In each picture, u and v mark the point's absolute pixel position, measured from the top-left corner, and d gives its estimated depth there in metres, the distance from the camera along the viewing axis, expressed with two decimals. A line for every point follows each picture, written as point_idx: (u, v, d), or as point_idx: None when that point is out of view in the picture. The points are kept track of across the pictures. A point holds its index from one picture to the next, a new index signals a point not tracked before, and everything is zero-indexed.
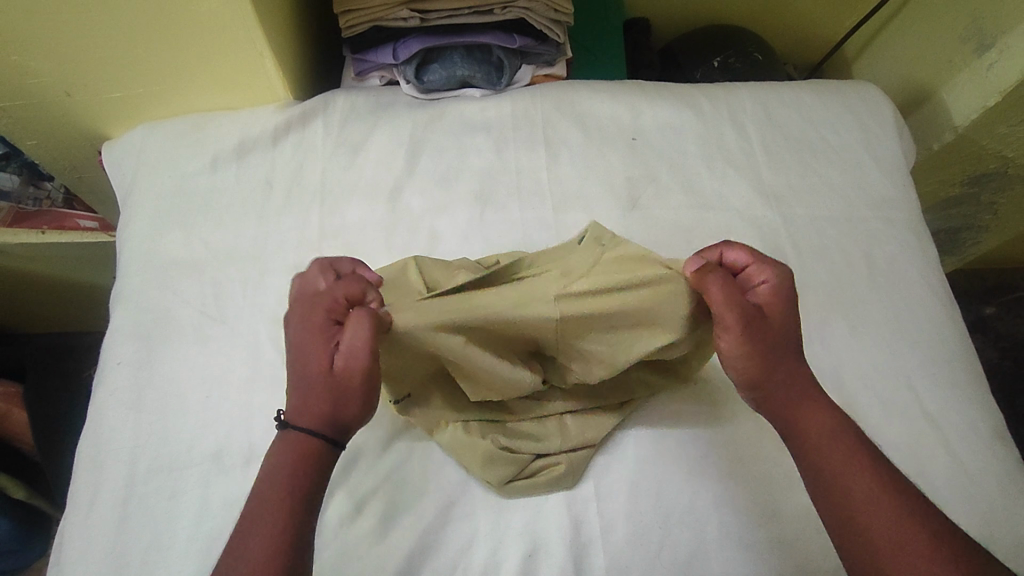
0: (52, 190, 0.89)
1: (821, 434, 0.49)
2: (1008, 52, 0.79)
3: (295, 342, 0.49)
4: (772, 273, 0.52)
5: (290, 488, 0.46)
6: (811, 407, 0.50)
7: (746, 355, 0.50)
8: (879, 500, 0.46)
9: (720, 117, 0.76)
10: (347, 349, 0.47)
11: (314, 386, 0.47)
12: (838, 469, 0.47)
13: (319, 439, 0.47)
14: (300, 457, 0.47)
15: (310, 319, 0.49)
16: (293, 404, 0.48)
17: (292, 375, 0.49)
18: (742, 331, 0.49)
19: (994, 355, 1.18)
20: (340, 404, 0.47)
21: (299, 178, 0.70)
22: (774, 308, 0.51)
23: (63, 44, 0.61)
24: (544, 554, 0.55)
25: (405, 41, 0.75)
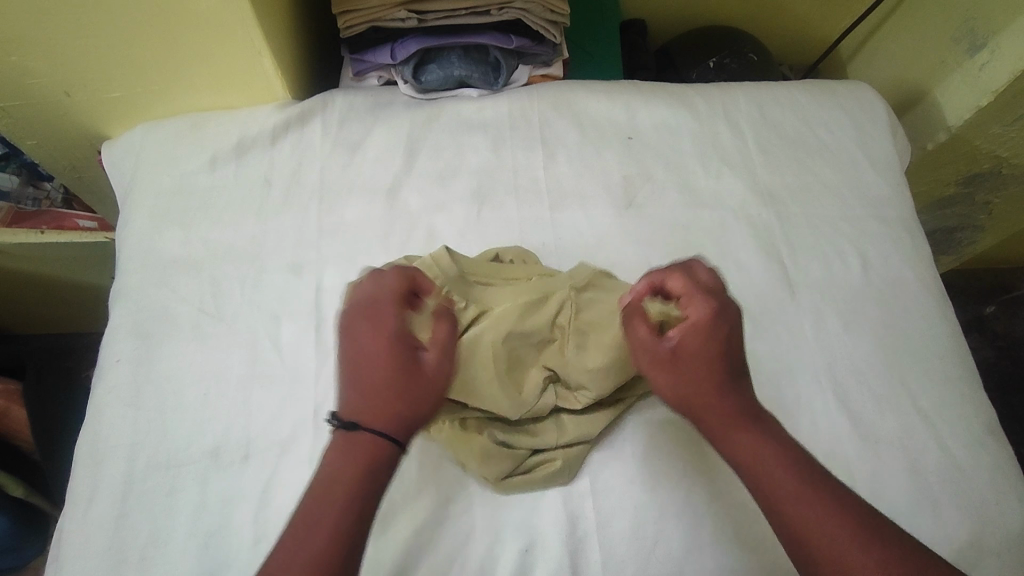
0: (51, 190, 0.89)
1: (758, 458, 0.47)
2: (1000, 53, 0.80)
3: (367, 345, 0.49)
4: (699, 305, 0.49)
5: (359, 487, 0.45)
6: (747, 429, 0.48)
7: (667, 394, 0.50)
8: (820, 520, 0.44)
9: (715, 117, 0.77)
10: (439, 351, 0.51)
11: (396, 387, 0.48)
12: (780, 493, 0.46)
13: (394, 440, 0.47)
14: (365, 459, 0.46)
15: (386, 322, 0.50)
16: (364, 406, 0.48)
17: (365, 377, 0.48)
18: (654, 372, 0.51)
19: (990, 354, 1.19)
20: (422, 406, 0.48)
21: (297, 176, 0.70)
22: (693, 341, 0.49)
23: (64, 44, 0.62)
24: (541, 549, 0.55)
25: (403, 41, 0.75)
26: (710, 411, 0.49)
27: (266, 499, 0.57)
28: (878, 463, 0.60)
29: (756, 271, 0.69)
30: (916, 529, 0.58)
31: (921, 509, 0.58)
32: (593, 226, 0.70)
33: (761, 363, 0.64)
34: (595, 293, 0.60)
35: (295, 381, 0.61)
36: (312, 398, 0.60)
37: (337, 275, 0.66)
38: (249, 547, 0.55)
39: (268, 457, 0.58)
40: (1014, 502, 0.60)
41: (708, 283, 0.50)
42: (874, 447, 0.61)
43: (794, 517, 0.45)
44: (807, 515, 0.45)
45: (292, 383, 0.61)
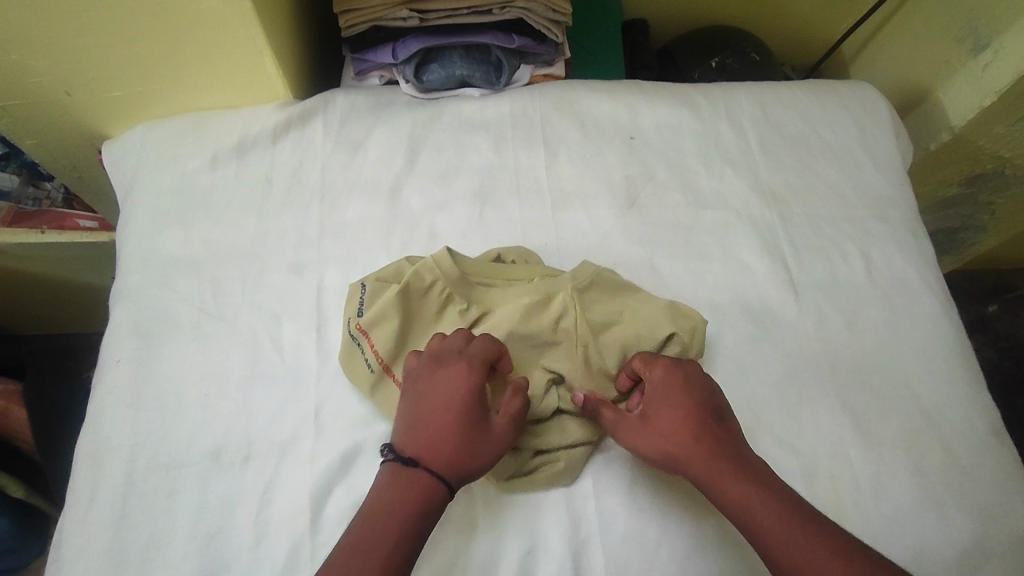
0: (51, 190, 0.89)
1: (750, 505, 0.49)
2: (1003, 53, 0.80)
3: (443, 393, 0.53)
4: (657, 374, 0.55)
5: (410, 522, 0.48)
6: (732, 479, 0.50)
7: (651, 455, 0.53)
8: (818, 560, 0.46)
9: (718, 117, 0.77)
10: (510, 417, 0.54)
11: (460, 438, 0.52)
12: (775, 537, 0.47)
13: (444, 484, 0.50)
14: (415, 493, 0.49)
15: (465, 377, 0.54)
16: (424, 446, 0.51)
17: (434, 426, 0.52)
18: (635, 434, 0.54)
19: (993, 355, 1.19)
20: (480, 461, 0.52)
21: (298, 176, 0.70)
22: (661, 399, 0.54)
23: (64, 43, 0.61)
24: (543, 552, 0.55)
25: (404, 41, 0.75)
26: (697, 466, 0.51)
27: (267, 500, 0.56)
28: (882, 464, 0.60)
29: (759, 272, 0.69)
30: (920, 531, 0.57)
31: (925, 510, 0.58)
32: (595, 227, 0.69)
33: (763, 365, 0.63)
34: (597, 298, 0.61)
35: (296, 381, 0.61)
36: (313, 399, 0.60)
37: (338, 275, 0.66)
38: (250, 548, 0.55)
39: (268, 458, 0.58)
40: (1019, 504, 0.60)
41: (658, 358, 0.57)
42: (878, 448, 0.61)
43: (794, 561, 0.46)
44: (804, 555, 0.46)
45: (293, 384, 0.61)
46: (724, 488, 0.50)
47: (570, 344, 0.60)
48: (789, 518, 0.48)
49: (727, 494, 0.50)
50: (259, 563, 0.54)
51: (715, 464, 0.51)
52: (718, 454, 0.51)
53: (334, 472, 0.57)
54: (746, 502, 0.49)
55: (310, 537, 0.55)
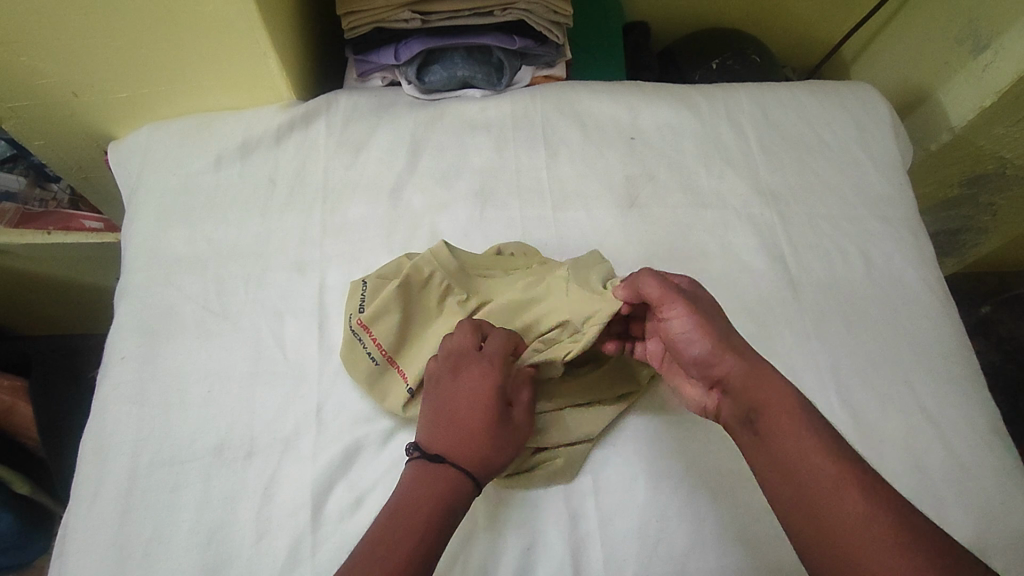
0: (57, 192, 0.91)
1: (777, 408, 0.48)
2: (1003, 53, 0.80)
3: (465, 392, 0.54)
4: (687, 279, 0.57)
5: (438, 517, 0.49)
6: (766, 380, 0.50)
7: (703, 335, 0.52)
8: (835, 479, 0.44)
9: (718, 117, 0.77)
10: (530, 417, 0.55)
11: (488, 436, 0.53)
12: (796, 449, 0.47)
13: (475, 482, 0.51)
14: (442, 491, 0.50)
15: (487, 377, 0.55)
16: (452, 446, 0.52)
17: (462, 426, 0.53)
18: (691, 312, 0.52)
19: (996, 357, 1.18)
20: (507, 457, 0.53)
21: (301, 176, 0.71)
22: (704, 296, 0.55)
23: (70, 44, 0.62)
24: (542, 548, 0.55)
25: (406, 43, 0.76)
26: (739, 359, 0.51)
27: (269, 496, 0.57)
28: (881, 462, 0.60)
29: (758, 271, 0.69)
30: None
31: (924, 509, 0.58)
32: (595, 226, 0.70)
33: None
34: (593, 272, 0.60)
35: (298, 378, 0.61)
36: (315, 396, 0.61)
37: (341, 274, 0.67)
38: (252, 544, 0.55)
39: (270, 453, 0.58)
40: (1019, 503, 0.60)
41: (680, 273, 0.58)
42: (876, 446, 0.61)
43: (809, 474, 0.45)
44: (821, 472, 0.45)
45: (295, 381, 0.61)
46: (756, 381, 0.50)
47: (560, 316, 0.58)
48: (815, 438, 0.47)
49: (757, 398, 0.49)
50: (261, 557, 0.55)
51: (754, 366, 0.50)
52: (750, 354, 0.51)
53: (335, 468, 0.58)
54: (777, 411, 0.48)
55: (312, 532, 0.56)
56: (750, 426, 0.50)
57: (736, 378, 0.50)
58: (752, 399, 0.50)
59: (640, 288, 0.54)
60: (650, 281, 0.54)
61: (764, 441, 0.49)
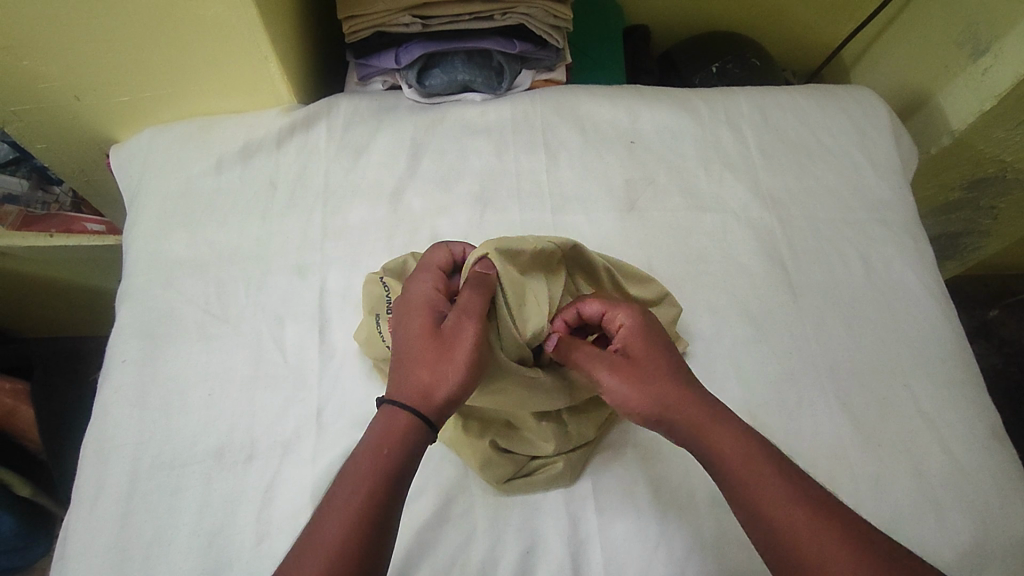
0: (59, 195, 0.92)
1: (733, 454, 0.47)
2: (1003, 57, 0.80)
3: (399, 324, 0.53)
4: (626, 315, 0.54)
5: (383, 453, 0.47)
6: (719, 427, 0.48)
7: (637, 405, 0.50)
8: (807, 520, 0.44)
9: (718, 121, 0.77)
10: (464, 315, 0.51)
11: (420, 358, 0.50)
12: (758, 494, 0.45)
13: (414, 409, 0.48)
14: (386, 425, 0.48)
15: (416, 300, 0.53)
16: (393, 381, 0.50)
17: (398, 357, 0.51)
18: (622, 380, 0.50)
19: (998, 361, 1.18)
20: (444, 370, 0.49)
21: (302, 180, 0.71)
22: (641, 344, 0.52)
23: (73, 49, 0.63)
24: (542, 551, 0.55)
25: (407, 46, 0.76)
26: (683, 415, 0.49)
27: (269, 499, 0.57)
28: (881, 466, 0.60)
29: (758, 275, 0.69)
30: (919, 532, 0.57)
31: (924, 513, 0.58)
32: (594, 229, 0.70)
33: (762, 368, 0.64)
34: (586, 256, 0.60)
35: (299, 381, 0.62)
36: (315, 400, 0.61)
37: (341, 278, 0.67)
38: (251, 547, 0.55)
39: (270, 456, 0.59)
40: (1019, 508, 0.60)
41: (620, 302, 0.55)
42: (875, 450, 0.61)
43: (780, 518, 0.44)
44: (787, 516, 0.44)
45: (295, 384, 0.62)
46: (711, 432, 0.48)
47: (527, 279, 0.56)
48: (777, 481, 0.45)
49: (711, 444, 0.48)
50: (260, 560, 0.55)
51: (703, 414, 0.49)
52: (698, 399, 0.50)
53: (335, 471, 0.58)
54: (737, 459, 0.47)
55: None
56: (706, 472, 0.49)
57: (683, 434, 0.49)
58: (703, 449, 0.48)
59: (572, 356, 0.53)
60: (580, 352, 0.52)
61: (726, 487, 0.47)
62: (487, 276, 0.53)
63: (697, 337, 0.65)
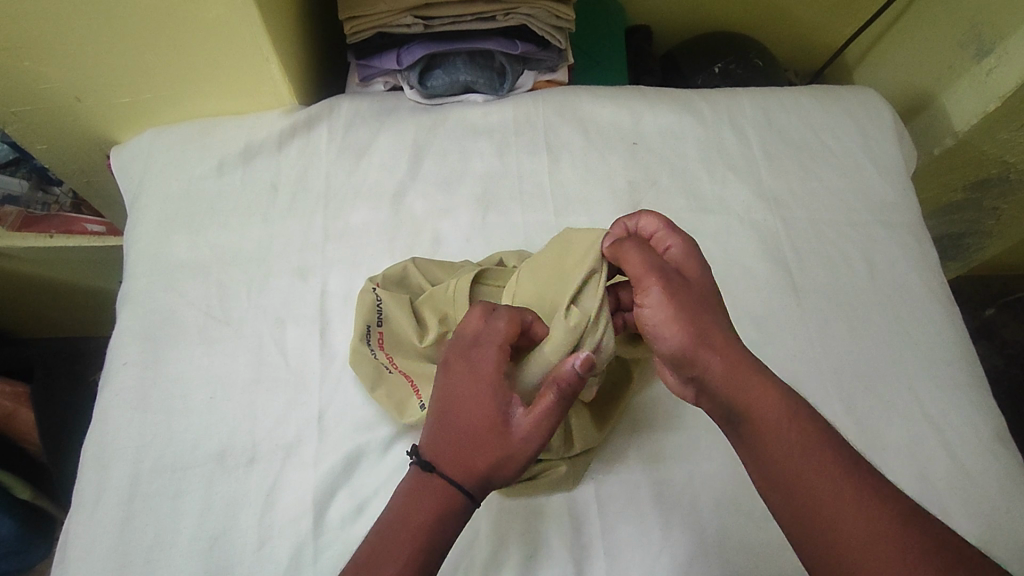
0: (59, 195, 0.92)
1: (768, 413, 0.45)
2: (1007, 57, 0.80)
3: (464, 390, 0.48)
4: (678, 239, 0.53)
5: (421, 532, 0.45)
6: (757, 383, 0.46)
7: (677, 326, 0.47)
8: (845, 493, 0.42)
9: (721, 122, 0.77)
10: (537, 418, 0.46)
11: (482, 446, 0.46)
12: (794, 460, 0.43)
13: (468, 496, 0.46)
14: (429, 501, 0.46)
15: (492, 372, 0.48)
16: (445, 454, 0.47)
17: (457, 430, 0.47)
18: (668, 294, 0.48)
19: (1000, 362, 1.18)
20: (507, 465, 0.47)
21: (304, 182, 0.71)
22: (692, 270, 0.51)
23: (72, 49, 0.62)
24: (545, 557, 0.55)
25: (408, 47, 0.75)
26: (720, 352, 0.47)
27: (271, 503, 0.57)
28: (886, 470, 0.60)
29: (762, 277, 0.69)
30: None
31: None
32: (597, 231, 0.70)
33: None
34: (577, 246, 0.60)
35: (300, 384, 0.61)
36: (317, 403, 0.61)
37: (343, 280, 0.67)
38: (253, 551, 0.55)
39: (272, 460, 0.58)
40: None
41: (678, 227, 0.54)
42: (879, 453, 0.61)
43: (815, 487, 0.42)
44: (825, 486, 0.42)
45: (297, 387, 0.61)
46: (746, 386, 0.46)
47: (542, 279, 0.56)
48: (818, 449, 0.43)
49: (747, 397, 0.45)
50: (262, 564, 0.55)
51: (743, 364, 0.46)
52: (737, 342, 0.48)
53: (337, 475, 0.58)
54: (775, 420, 0.45)
55: (314, 540, 0.56)
56: (731, 422, 0.46)
57: (715, 373, 0.46)
58: (735, 394, 0.46)
59: (623, 259, 0.52)
60: (634, 256, 0.51)
61: (756, 447, 0.45)
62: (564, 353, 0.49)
63: None
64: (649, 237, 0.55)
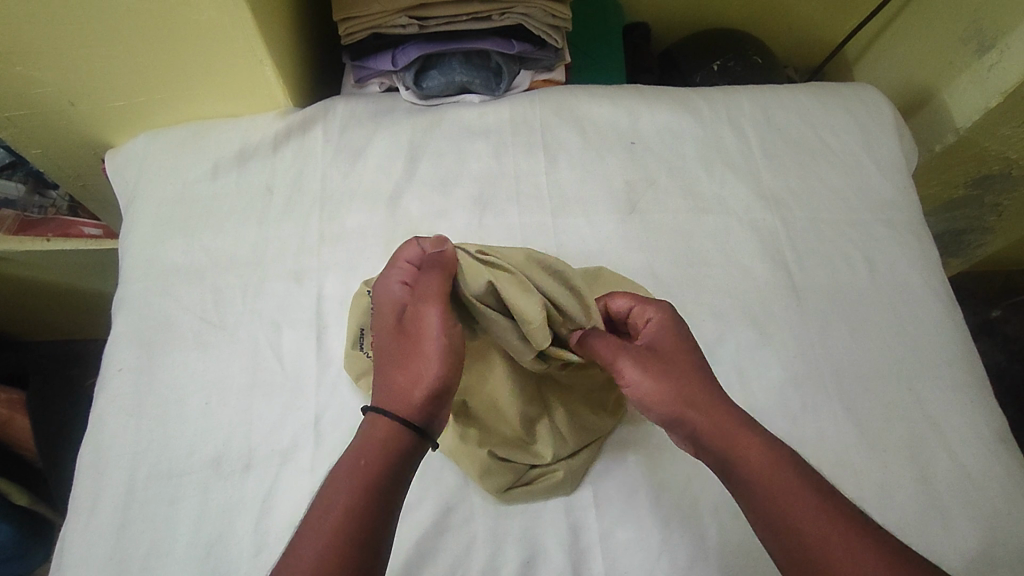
0: (56, 199, 0.90)
1: (756, 465, 0.46)
2: (1009, 53, 0.79)
3: (378, 322, 0.53)
4: (654, 311, 0.55)
5: (377, 447, 0.47)
6: (743, 438, 0.47)
7: (662, 393, 0.50)
8: (834, 533, 0.42)
9: (719, 121, 0.76)
10: (425, 303, 0.51)
11: (399, 356, 0.50)
12: (782, 505, 0.44)
13: (397, 411, 0.48)
14: (377, 421, 0.48)
15: (393, 295, 0.53)
16: (377, 383, 0.50)
17: (380, 356, 0.51)
18: (641, 371, 0.51)
19: (1001, 358, 1.18)
20: (420, 366, 0.49)
21: (299, 184, 0.70)
22: (667, 339, 0.52)
23: (64, 53, 0.62)
24: (543, 560, 0.55)
25: (403, 48, 0.75)
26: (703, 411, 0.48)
27: (268, 509, 0.57)
28: (886, 471, 0.59)
29: (761, 278, 0.68)
30: (926, 538, 0.57)
31: (929, 519, 0.58)
32: (595, 232, 0.69)
33: (765, 373, 0.63)
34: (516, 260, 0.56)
35: (297, 388, 0.61)
36: (314, 407, 0.60)
37: (339, 283, 0.66)
38: (250, 557, 0.55)
39: (269, 465, 0.58)
40: None
41: (652, 299, 0.56)
42: (879, 454, 0.60)
43: (806, 533, 0.43)
44: (816, 530, 0.43)
45: (294, 392, 0.61)
46: (735, 442, 0.47)
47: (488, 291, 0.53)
48: (805, 492, 0.44)
49: (737, 453, 0.47)
50: (260, 570, 0.55)
51: (727, 421, 0.48)
52: (721, 403, 0.49)
53: None
54: (763, 469, 0.46)
55: None
56: (723, 476, 0.47)
57: (702, 433, 0.48)
58: (725, 448, 0.47)
59: (588, 349, 0.54)
60: (599, 341, 0.53)
61: (747, 498, 0.46)
62: (443, 253, 0.53)
63: (700, 341, 0.64)
64: (626, 313, 0.57)
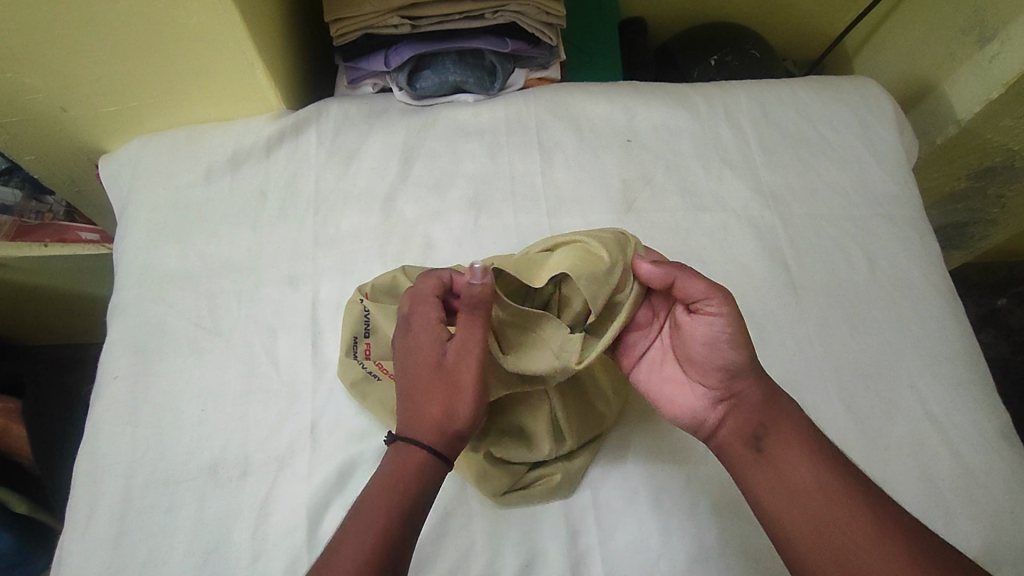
0: (53, 204, 0.89)
1: (787, 440, 0.50)
2: (1010, 44, 0.77)
3: (410, 354, 0.51)
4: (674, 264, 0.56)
5: (405, 478, 0.48)
6: (777, 412, 0.51)
7: (743, 334, 0.51)
8: (848, 511, 0.46)
9: (716, 117, 0.75)
10: (465, 348, 0.50)
11: (431, 394, 0.50)
12: (805, 481, 0.48)
13: (432, 449, 0.49)
14: (407, 456, 0.49)
15: (429, 327, 0.51)
16: (408, 419, 0.50)
17: (410, 391, 0.50)
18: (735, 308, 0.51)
19: (1006, 350, 1.16)
20: (456, 410, 0.49)
21: (293, 188, 0.70)
22: None
23: (55, 60, 0.61)
24: (542, 564, 0.54)
25: (396, 49, 0.74)
26: (754, 382, 0.52)
27: (265, 515, 0.56)
28: (888, 470, 0.59)
29: (760, 276, 0.67)
30: None
31: (931, 518, 0.57)
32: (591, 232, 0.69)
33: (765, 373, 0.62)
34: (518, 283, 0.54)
35: (293, 394, 0.61)
36: (310, 413, 0.60)
37: (334, 287, 0.66)
38: (248, 563, 0.55)
39: (265, 472, 0.58)
40: None
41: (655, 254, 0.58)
42: (881, 453, 0.59)
43: (824, 507, 0.47)
44: (832, 505, 0.47)
45: (290, 397, 0.61)
46: (772, 416, 0.51)
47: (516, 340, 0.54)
48: (828, 469, 0.48)
49: (772, 426, 0.51)
50: None
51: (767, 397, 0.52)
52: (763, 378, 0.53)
53: (331, 486, 0.57)
54: (790, 445, 0.50)
55: (308, 552, 0.55)
56: (755, 445, 0.51)
57: (752, 398, 0.52)
58: (764, 420, 0.51)
59: (680, 281, 0.51)
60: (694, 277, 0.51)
61: (772, 470, 0.50)
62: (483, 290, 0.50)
63: None
64: None
